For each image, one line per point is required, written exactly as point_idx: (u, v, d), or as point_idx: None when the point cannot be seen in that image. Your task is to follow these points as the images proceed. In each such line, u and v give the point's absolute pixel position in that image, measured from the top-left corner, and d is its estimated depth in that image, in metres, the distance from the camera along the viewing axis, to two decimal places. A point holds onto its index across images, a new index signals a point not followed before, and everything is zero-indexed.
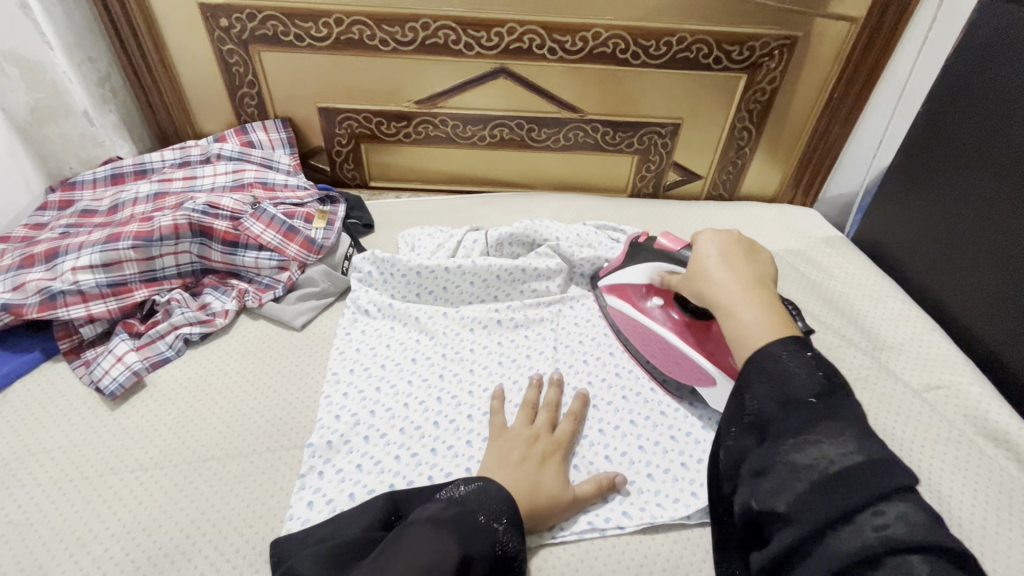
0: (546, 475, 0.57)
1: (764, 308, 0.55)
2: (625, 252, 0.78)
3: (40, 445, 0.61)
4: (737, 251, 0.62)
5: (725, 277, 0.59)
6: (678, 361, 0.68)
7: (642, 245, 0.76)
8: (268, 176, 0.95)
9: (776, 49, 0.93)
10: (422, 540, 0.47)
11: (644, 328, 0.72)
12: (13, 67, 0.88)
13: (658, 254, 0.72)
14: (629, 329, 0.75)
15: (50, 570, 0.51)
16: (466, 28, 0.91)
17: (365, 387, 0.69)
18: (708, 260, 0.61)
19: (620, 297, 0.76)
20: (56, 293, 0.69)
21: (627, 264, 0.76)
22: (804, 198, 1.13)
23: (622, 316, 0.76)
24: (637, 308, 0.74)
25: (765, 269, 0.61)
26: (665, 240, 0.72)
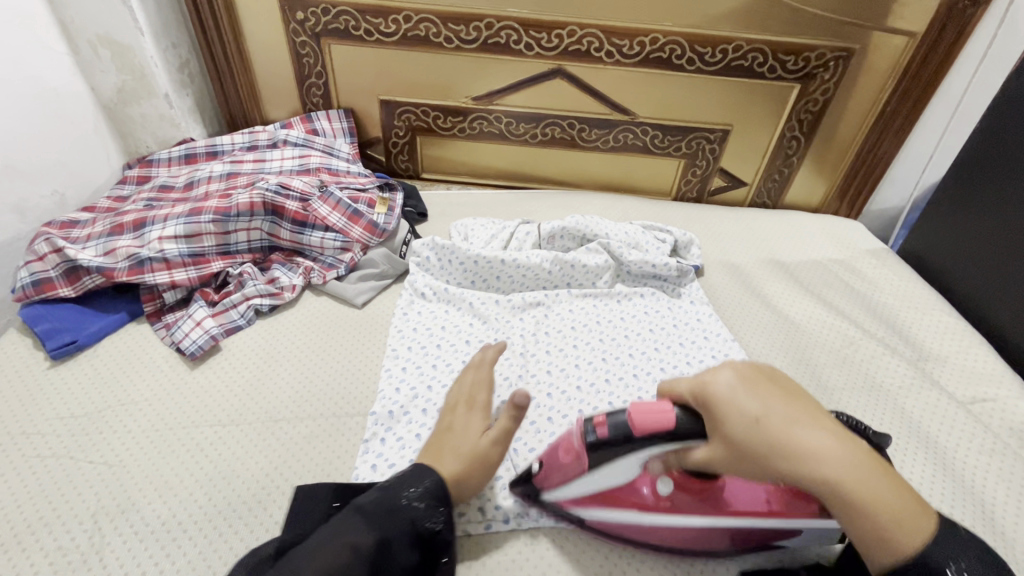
0: (462, 435, 0.57)
1: (877, 473, 0.43)
2: (577, 446, 0.51)
3: (128, 396, 0.66)
4: (783, 400, 0.46)
5: (818, 448, 0.43)
6: (735, 536, 0.54)
7: (601, 440, 0.49)
8: (332, 163, 1.00)
9: (831, 61, 0.95)
10: (345, 530, 0.47)
11: (675, 526, 0.53)
12: (107, 50, 0.95)
13: (651, 440, 0.47)
14: (641, 535, 0.54)
15: (141, 508, 0.56)
16: (528, 29, 0.95)
17: (422, 363, 0.72)
18: (782, 438, 0.43)
19: (604, 505, 0.54)
20: (144, 259, 0.75)
21: (597, 468, 0.50)
22: (848, 210, 1.14)
23: (621, 527, 0.54)
24: (645, 514, 0.53)
25: (800, 395, 0.48)
26: (643, 414, 0.47)
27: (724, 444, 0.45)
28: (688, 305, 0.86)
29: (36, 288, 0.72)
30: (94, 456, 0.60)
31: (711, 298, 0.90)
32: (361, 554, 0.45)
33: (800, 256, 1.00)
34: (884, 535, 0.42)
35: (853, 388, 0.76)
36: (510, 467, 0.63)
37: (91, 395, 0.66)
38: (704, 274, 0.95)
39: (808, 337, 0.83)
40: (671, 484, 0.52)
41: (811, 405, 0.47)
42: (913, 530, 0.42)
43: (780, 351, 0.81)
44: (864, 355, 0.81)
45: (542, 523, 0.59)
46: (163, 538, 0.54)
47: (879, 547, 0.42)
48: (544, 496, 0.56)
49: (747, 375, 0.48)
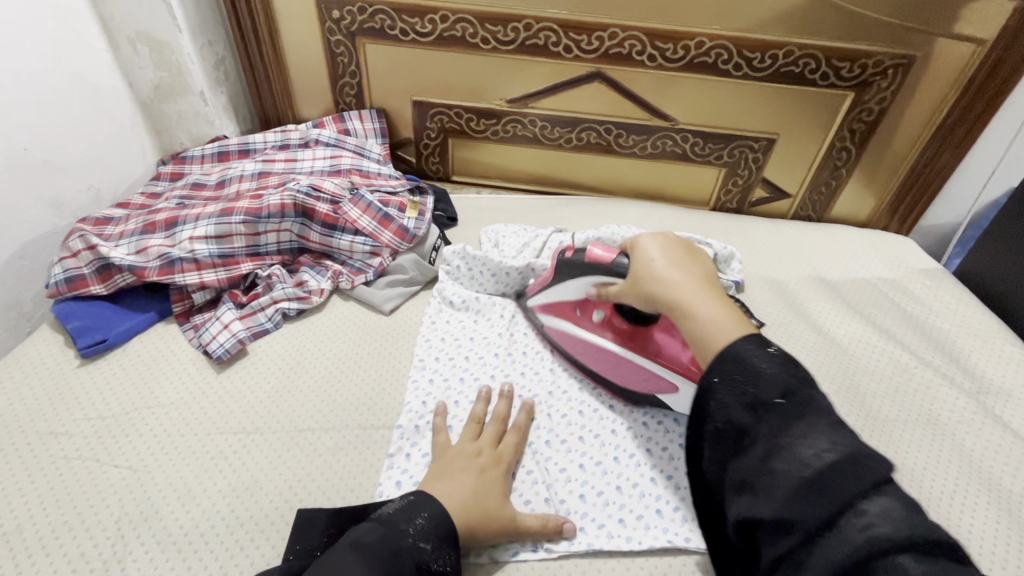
0: (484, 485, 0.56)
1: (721, 308, 0.54)
2: (552, 269, 0.73)
3: (155, 398, 0.65)
4: (679, 255, 0.61)
5: (675, 279, 0.58)
6: (639, 379, 0.67)
7: (569, 258, 0.70)
8: (363, 164, 0.98)
9: (890, 68, 0.89)
10: (346, 563, 0.45)
11: (592, 347, 0.70)
12: (145, 46, 0.95)
13: (591, 266, 0.66)
14: (572, 347, 0.72)
15: (164, 516, 0.55)
16: (568, 30, 0.92)
17: (450, 376, 0.70)
18: (655, 270, 0.59)
19: (557, 316, 0.74)
20: (175, 259, 0.74)
21: (556, 283, 0.72)
22: (899, 226, 1.08)
23: (563, 336, 0.73)
24: (580, 327, 0.71)
25: (706, 266, 0.61)
26: (594, 251, 0.66)
27: (629, 279, 0.62)
28: None
29: (70, 284, 0.73)
30: (120, 461, 0.59)
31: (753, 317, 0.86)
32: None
33: (847, 273, 0.95)
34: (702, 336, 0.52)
35: (906, 419, 0.71)
36: (540, 491, 0.60)
37: (119, 396, 0.65)
38: (744, 290, 0.90)
39: (857, 363, 0.78)
40: (606, 314, 0.69)
41: (704, 267, 0.60)
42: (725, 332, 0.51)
43: (826, 376, 0.76)
44: (918, 384, 0.75)
45: (572, 553, 0.56)
46: (186, 549, 0.53)
47: (699, 351, 0.52)
48: (530, 303, 0.78)
49: (671, 241, 0.62)
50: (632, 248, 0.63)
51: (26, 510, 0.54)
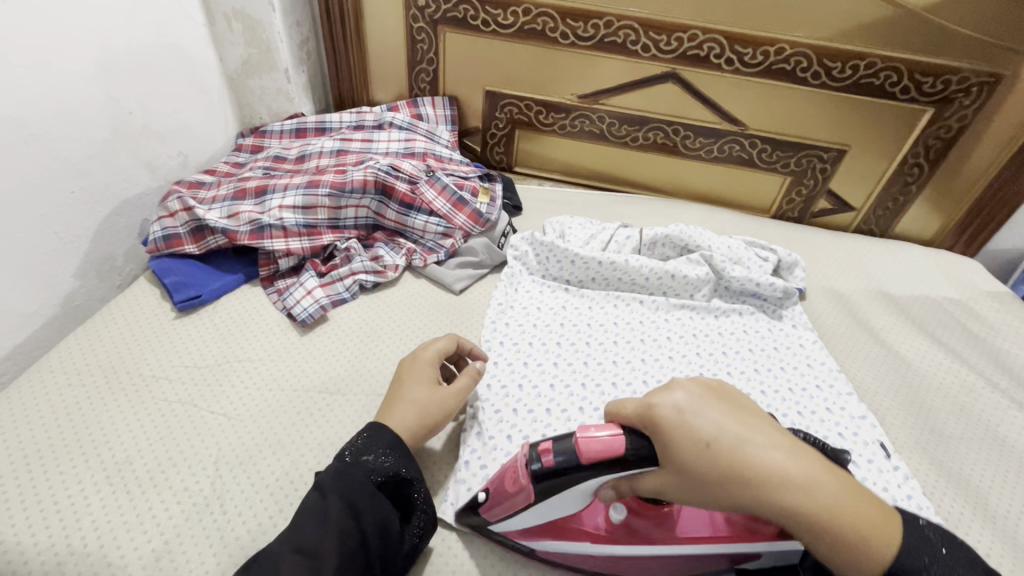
0: (411, 387, 0.58)
1: (849, 492, 0.43)
2: (518, 472, 0.50)
3: (245, 353, 0.69)
4: (735, 421, 0.45)
5: (770, 460, 0.42)
6: (691, 564, 0.53)
7: (549, 474, 0.48)
8: (437, 149, 1.01)
9: (974, 85, 0.88)
10: (307, 507, 0.48)
11: (614, 558, 0.53)
12: (239, 23, 0.99)
13: (595, 467, 0.46)
14: (594, 562, 0.54)
15: (257, 461, 0.59)
16: (648, 30, 0.93)
17: (513, 360, 0.73)
18: (765, 476, 0.42)
19: (555, 537, 0.53)
20: (265, 226, 0.78)
21: (543, 503, 0.50)
22: (965, 247, 1.06)
23: (573, 558, 0.54)
24: (601, 546, 0.52)
25: (754, 411, 0.47)
26: (586, 439, 0.46)
27: (676, 479, 0.44)
28: (790, 328, 0.83)
29: (167, 242, 0.77)
30: (215, 407, 0.63)
31: (814, 324, 0.86)
32: (324, 520, 0.47)
33: (911, 290, 0.94)
34: (846, 536, 0.41)
35: (972, 438, 0.71)
36: None
37: (211, 349, 0.69)
38: (806, 298, 0.90)
39: (921, 379, 0.78)
40: (626, 512, 0.51)
41: (767, 423, 0.46)
42: (873, 533, 0.42)
43: (890, 389, 0.76)
44: (986, 405, 0.75)
45: None
46: (278, 493, 0.56)
47: (846, 551, 0.41)
48: (491, 528, 0.54)
49: (699, 394, 0.46)
50: (654, 416, 0.46)
51: (132, 445, 0.58)
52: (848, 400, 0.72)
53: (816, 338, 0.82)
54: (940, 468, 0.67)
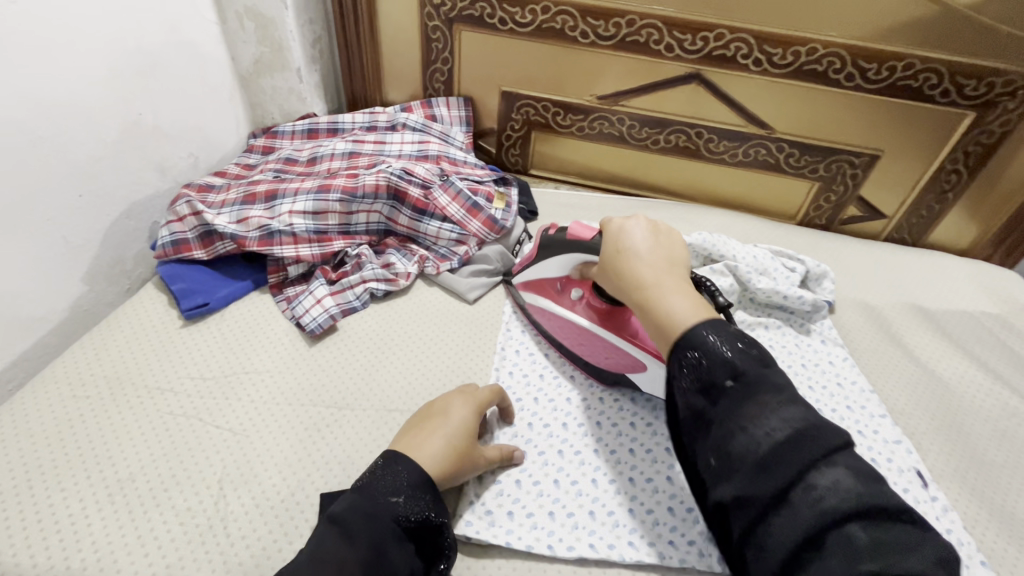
0: (451, 423, 0.56)
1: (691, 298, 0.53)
2: (534, 248, 0.74)
3: (252, 365, 0.67)
4: (650, 239, 0.59)
5: (641, 263, 0.56)
6: (605, 356, 0.68)
7: (550, 238, 0.71)
8: (451, 151, 0.98)
9: (1020, 89, 0.83)
10: (326, 547, 0.44)
11: (562, 318, 0.71)
12: (251, 21, 0.97)
13: (568, 247, 0.67)
14: (546, 323, 0.74)
15: (262, 480, 0.57)
16: (673, 29, 0.89)
17: (529, 373, 0.72)
18: (626, 256, 0.58)
19: (536, 291, 0.75)
20: (275, 232, 0.76)
21: (539, 259, 0.73)
22: (1004, 258, 1.01)
23: (540, 310, 0.75)
24: (558, 303, 0.72)
25: (676, 254, 0.59)
26: (580, 230, 0.66)
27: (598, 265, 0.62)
28: (819, 344, 0.79)
29: (175, 248, 0.76)
30: (221, 422, 0.61)
31: (844, 340, 0.82)
32: (348, 566, 0.43)
33: (947, 304, 0.89)
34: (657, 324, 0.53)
35: (1015, 466, 0.66)
36: (623, 503, 0.59)
37: (218, 360, 0.67)
38: (835, 311, 0.86)
39: (959, 400, 0.74)
40: (582, 292, 0.70)
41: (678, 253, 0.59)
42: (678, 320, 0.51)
43: (925, 412, 0.72)
44: None
45: (660, 565, 0.54)
46: (283, 515, 0.54)
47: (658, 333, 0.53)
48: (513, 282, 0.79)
49: (653, 225, 0.61)
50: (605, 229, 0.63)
51: (136, 461, 0.57)
52: (880, 423, 0.68)
53: (846, 355, 0.78)
54: (981, 498, 0.63)
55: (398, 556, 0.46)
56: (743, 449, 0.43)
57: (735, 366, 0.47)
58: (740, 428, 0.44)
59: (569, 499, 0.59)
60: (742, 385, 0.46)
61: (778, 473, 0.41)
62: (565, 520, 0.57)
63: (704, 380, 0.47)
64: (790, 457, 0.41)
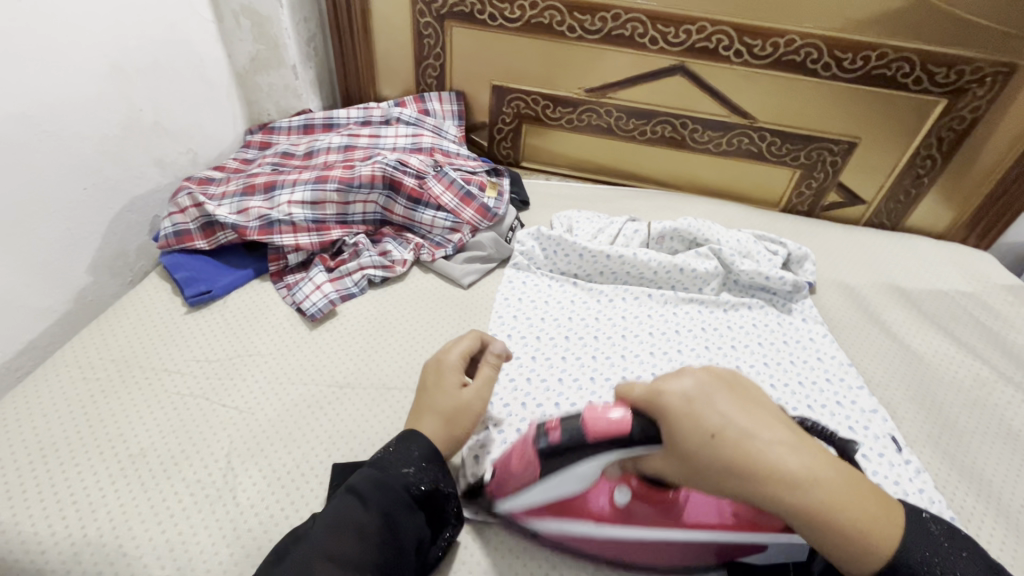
0: (435, 394, 0.57)
1: (857, 495, 0.39)
2: (527, 449, 0.49)
3: (255, 347, 0.70)
4: (746, 414, 0.41)
5: (788, 483, 0.38)
6: (694, 548, 0.52)
7: (558, 446, 0.46)
8: (444, 144, 1.01)
9: (988, 76, 0.87)
10: (347, 515, 0.47)
11: (612, 538, 0.52)
12: (247, 20, 1.00)
13: (601, 447, 0.45)
14: (585, 543, 0.53)
15: (268, 453, 0.59)
16: (656, 22, 0.92)
17: (522, 353, 0.74)
18: (759, 472, 0.38)
19: (558, 515, 0.52)
20: (274, 221, 0.79)
21: (547, 478, 0.48)
22: (979, 240, 1.05)
23: (574, 538, 0.53)
24: (603, 526, 0.51)
25: (767, 404, 0.43)
26: (599, 416, 0.45)
27: (681, 466, 0.42)
28: (800, 322, 0.82)
29: (178, 238, 0.78)
30: (227, 401, 0.63)
31: (825, 318, 0.85)
32: (365, 530, 0.47)
33: (924, 284, 0.93)
34: (852, 544, 0.38)
35: (985, 432, 0.70)
36: None
37: (223, 343, 0.70)
38: (816, 292, 0.90)
39: (933, 372, 0.77)
40: (630, 492, 0.50)
41: (771, 411, 0.42)
42: (880, 540, 0.39)
43: (902, 384, 0.76)
44: (999, 399, 0.74)
45: None
46: (288, 486, 0.57)
47: (855, 559, 0.39)
48: (500, 504, 0.54)
49: (711, 384, 0.43)
50: (664, 410, 0.42)
51: (146, 437, 0.59)
52: (858, 394, 0.72)
53: (827, 332, 0.81)
54: (953, 462, 0.66)
55: (408, 523, 0.49)
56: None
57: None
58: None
59: None
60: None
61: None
62: None
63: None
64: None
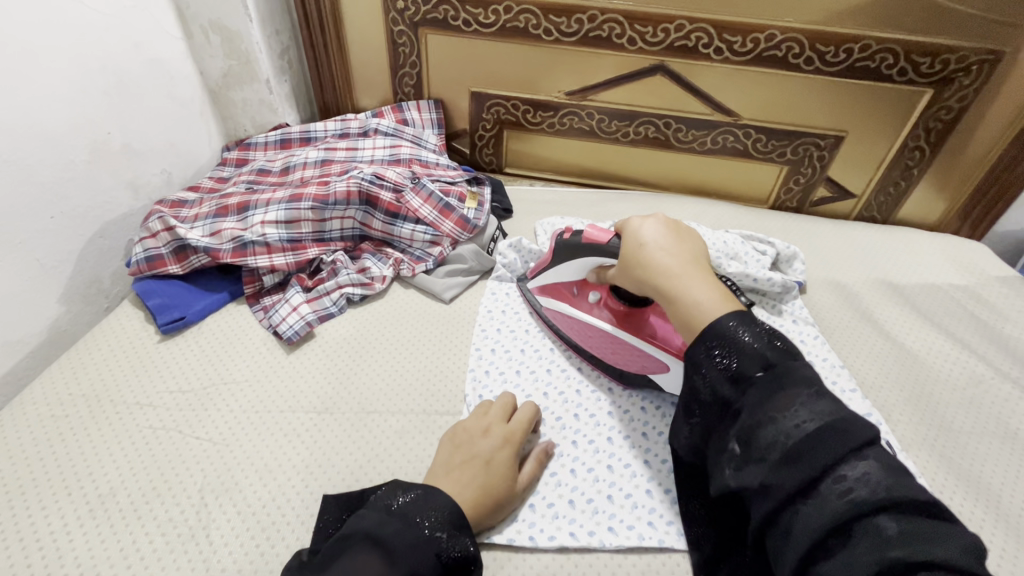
0: (491, 467, 0.56)
1: (715, 291, 0.54)
2: (551, 249, 0.73)
3: (230, 375, 0.68)
4: (670, 234, 0.60)
5: (666, 261, 0.57)
6: (625, 356, 0.67)
7: (567, 241, 0.69)
8: (422, 154, 0.99)
9: (974, 64, 0.85)
10: (372, 573, 0.44)
11: (577, 321, 0.71)
12: (217, 35, 0.98)
13: (588, 248, 0.66)
14: (564, 325, 0.73)
15: (242, 487, 0.57)
16: (633, 22, 0.90)
17: (506, 369, 0.71)
18: (648, 249, 0.59)
19: (552, 296, 0.75)
20: (248, 243, 0.77)
21: (555, 263, 0.72)
22: (972, 230, 1.03)
23: (558, 315, 0.74)
24: (576, 307, 0.71)
25: (698, 248, 0.61)
26: (594, 233, 0.66)
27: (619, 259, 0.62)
28: (790, 324, 0.80)
29: (149, 264, 0.76)
30: (201, 433, 0.62)
31: (815, 318, 0.83)
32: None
33: (916, 278, 0.91)
34: (678, 320, 0.54)
35: (982, 431, 0.68)
36: (602, 489, 0.60)
37: (197, 373, 0.68)
38: (806, 291, 0.88)
39: (928, 370, 0.76)
40: (602, 295, 0.69)
41: (695, 246, 0.61)
42: (700, 317, 0.53)
43: (895, 384, 0.74)
44: (995, 396, 0.72)
45: (640, 548, 0.55)
46: (263, 521, 0.55)
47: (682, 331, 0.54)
48: (529, 284, 0.79)
49: (670, 224, 0.62)
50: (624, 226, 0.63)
51: (116, 475, 0.57)
52: (851, 397, 0.70)
53: (818, 333, 0.79)
54: (949, 465, 0.65)
55: None
56: (774, 435, 0.43)
57: (765, 357, 0.48)
58: (768, 415, 0.44)
59: (548, 491, 0.60)
60: (771, 376, 0.46)
61: (805, 465, 0.41)
62: (545, 511, 0.58)
63: (731, 367, 0.48)
64: (820, 447, 0.42)
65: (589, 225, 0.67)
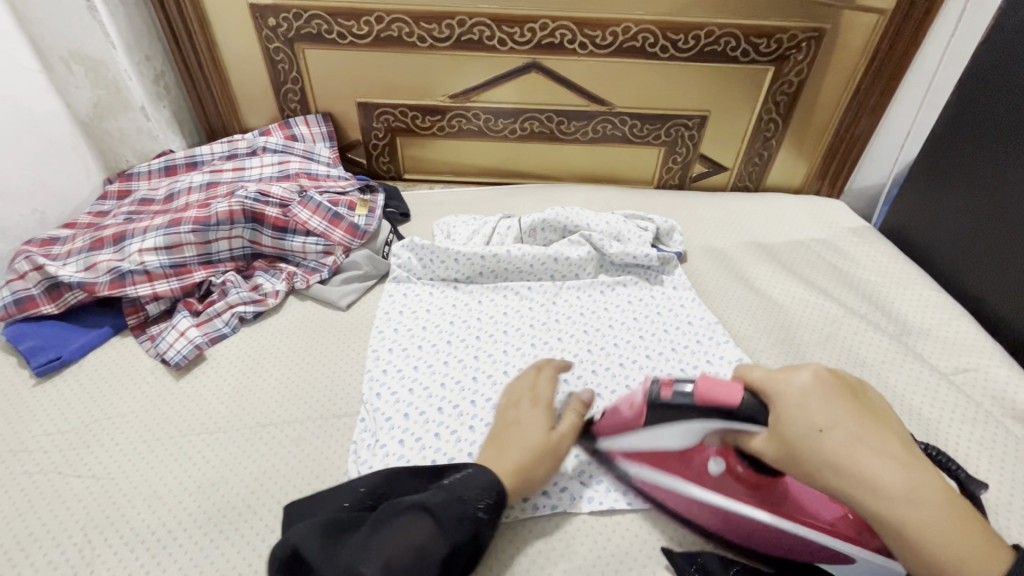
0: (525, 429, 0.58)
1: (950, 519, 0.40)
2: (638, 402, 0.53)
3: (114, 409, 0.66)
4: (857, 418, 0.43)
5: (873, 485, 0.41)
6: (774, 545, 0.52)
7: (670, 402, 0.50)
8: (312, 168, 1.00)
9: (803, 41, 0.95)
10: (420, 539, 0.47)
11: (697, 500, 0.54)
12: (80, 65, 0.95)
13: (711, 413, 0.48)
14: (672, 502, 0.56)
15: (129, 518, 0.56)
16: (500, 24, 0.95)
17: (403, 366, 0.73)
18: (838, 453, 0.42)
19: (652, 465, 0.57)
20: (125, 273, 0.75)
21: (651, 428, 0.53)
22: (829, 190, 1.14)
23: (663, 490, 0.57)
24: (690, 482, 0.55)
25: (886, 420, 0.45)
26: (710, 387, 0.48)
27: (773, 438, 0.46)
28: (670, 291, 0.86)
29: (19, 306, 0.72)
30: (83, 471, 0.60)
31: (694, 283, 0.90)
32: (428, 558, 0.47)
33: (782, 237, 1.01)
34: (928, 559, 0.39)
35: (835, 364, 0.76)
36: None
37: (79, 411, 0.66)
38: (687, 260, 0.95)
39: (791, 317, 0.84)
40: (724, 465, 0.53)
41: (893, 426, 0.45)
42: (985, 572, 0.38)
43: (763, 332, 0.81)
44: (847, 331, 0.81)
45: (535, 516, 0.58)
46: (152, 545, 0.54)
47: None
48: (601, 446, 0.61)
49: (826, 380, 0.46)
50: (774, 398, 0.46)
51: None
52: (724, 348, 0.77)
53: (695, 296, 0.86)
54: None
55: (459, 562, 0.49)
56: None
57: None
58: None
59: None
60: None
61: None
62: None
63: None
64: None
65: (700, 379, 0.49)
